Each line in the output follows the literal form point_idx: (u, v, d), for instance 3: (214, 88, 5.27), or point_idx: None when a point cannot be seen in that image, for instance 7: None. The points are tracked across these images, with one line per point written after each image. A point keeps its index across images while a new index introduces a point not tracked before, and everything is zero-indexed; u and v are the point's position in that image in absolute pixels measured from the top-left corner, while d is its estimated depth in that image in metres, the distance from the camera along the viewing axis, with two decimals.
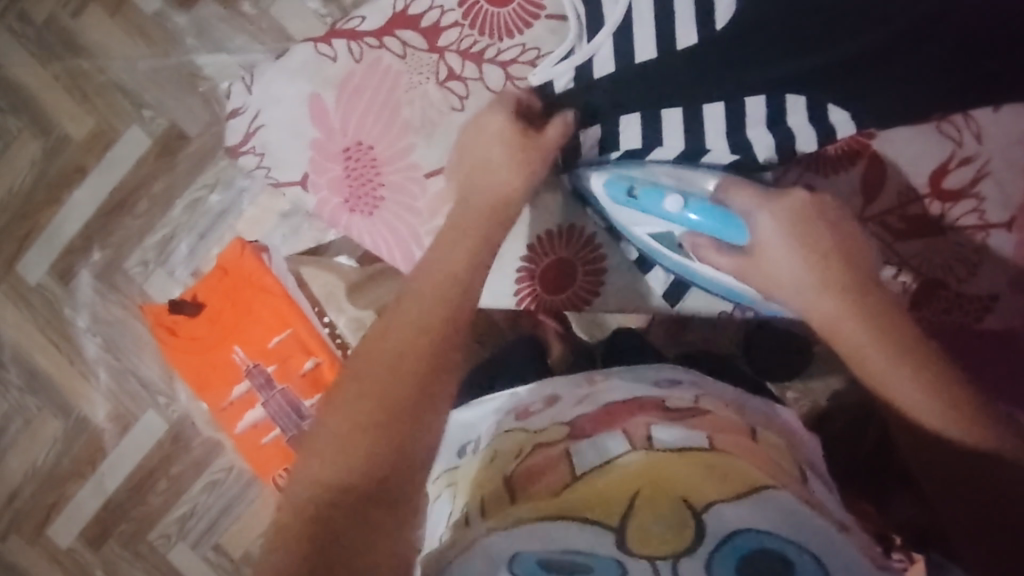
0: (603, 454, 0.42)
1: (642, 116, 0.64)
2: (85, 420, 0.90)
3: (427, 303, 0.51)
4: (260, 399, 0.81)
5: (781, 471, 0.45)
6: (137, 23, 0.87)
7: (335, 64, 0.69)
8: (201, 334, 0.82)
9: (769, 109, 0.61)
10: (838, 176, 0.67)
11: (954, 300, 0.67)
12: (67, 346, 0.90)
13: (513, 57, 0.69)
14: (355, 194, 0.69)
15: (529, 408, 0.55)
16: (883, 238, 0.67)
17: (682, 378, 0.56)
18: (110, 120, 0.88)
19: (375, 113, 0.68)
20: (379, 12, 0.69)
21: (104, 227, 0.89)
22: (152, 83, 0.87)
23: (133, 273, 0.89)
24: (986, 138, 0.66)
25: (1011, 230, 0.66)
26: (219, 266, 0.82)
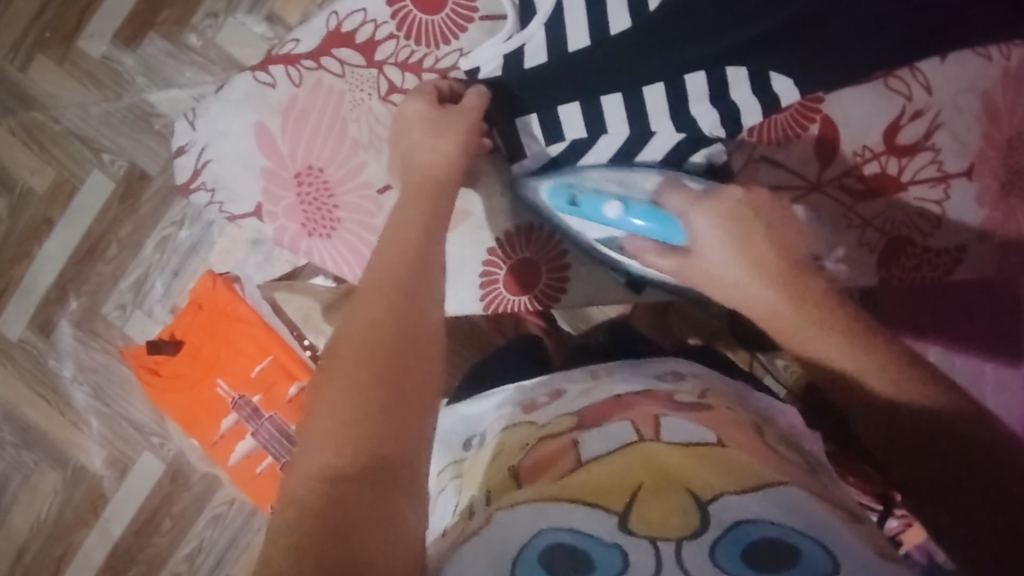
0: (610, 443, 0.45)
1: (583, 104, 0.63)
2: (83, 469, 0.90)
3: (389, 292, 0.46)
4: (249, 429, 0.81)
5: (788, 463, 0.46)
6: (86, 69, 0.87)
7: (275, 90, 0.68)
8: (183, 371, 0.81)
9: (711, 86, 0.61)
10: (791, 145, 0.66)
11: (923, 255, 0.67)
12: (56, 398, 0.90)
13: (452, 64, 0.67)
14: (311, 218, 0.69)
15: (534, 401, 0.56)
16: (844, 202, 0.67)
17: (686, 371, 0.58)
18: (71, 168, 0.88)
19: (323, 134, 0.68)
20: (313, 34, 0.68)
21: (79, 275, 0.89)
22: (108, 126, 0.87)
23: (112, 318, 0.89)
24: (935, 89, 0.66)
25: (971, 178, 0.67)
26: (194, 302, 0.82)
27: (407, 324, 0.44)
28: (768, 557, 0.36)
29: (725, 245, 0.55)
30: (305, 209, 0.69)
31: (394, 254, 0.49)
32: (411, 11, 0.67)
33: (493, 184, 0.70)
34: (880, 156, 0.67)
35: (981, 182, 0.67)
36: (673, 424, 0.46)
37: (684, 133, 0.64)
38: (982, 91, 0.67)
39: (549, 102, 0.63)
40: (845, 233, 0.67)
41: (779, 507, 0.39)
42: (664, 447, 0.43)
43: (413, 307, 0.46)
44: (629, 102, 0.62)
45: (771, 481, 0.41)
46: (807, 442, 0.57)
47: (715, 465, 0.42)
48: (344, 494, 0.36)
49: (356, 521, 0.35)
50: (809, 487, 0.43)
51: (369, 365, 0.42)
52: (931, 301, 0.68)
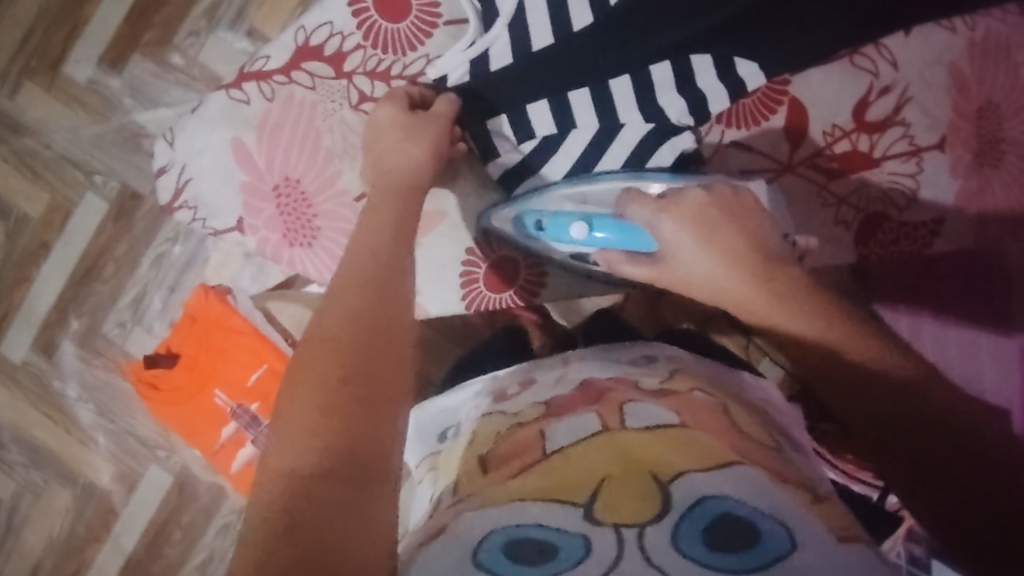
0: (575, 433, 0.46)
1: (549, 101, 0.64)
2: (92, 486, 0.92)
3: (354, 294, 0.48)
4: (249, 437, 0.82)
5: (750, 444, 0.47)
6: (74, 93, 0.89)
7: (249, 106, 0.69)
8: (181, 384, 0.83)
9: (677, 75, 0.62)
10: (760, 127, 0.67)
11: (900, 230, 0.68)
12: (62, 417, 0.92)
13: (419, 69, 0.68)
14: (292, 228, 0.70)
15: (505, 391, 0.58)
16: (816, 180, 0.68)
17: (657, 354, 0.60)
18: (65, 192, 0.90)
19: (297, 147, 0.69)
20: (283, 49, 0.69)
21: (77, 296, 0.90)
22: (98, 148, 0.89)
23: (113, 336, 0.90)
24: (901, 65, 0.67)
25: (942, 150, 0.68)
26: (188, 315, 0.83)
27: (382, 324, 0.47)
28: (726, 532, 0.39)
29: (699, 246, 0.55)
30: (285, 220, 0.70)
31: (369, 258, 0.51)
32: (377, 21, 0.68)
33: (467, 185, 0.72)
34: (851, 134, 0.68)
35: (954, 154, 0.68)
36: (636, 408, 0.48)
37: (652, 123, 0.64)
38: (949, 64, 0.67)
39: (516, 102, 0.65)
40: (820, 211, 0.68)
41: (738, 483, 0.41)
42: (633, 433, 0.45)
43: (380, 308, 0.48)
44: (596, 96, 0.63)
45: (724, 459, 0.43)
46: (782, 418, 0.59)
47: (679, 445, 0.44)
48: (318, 489, 0.38)
49: (328, 513, 0.37)
50: (766, 465, 0.45)
51: (338, 368, 0.44)
52: (914, 275, 0.68)
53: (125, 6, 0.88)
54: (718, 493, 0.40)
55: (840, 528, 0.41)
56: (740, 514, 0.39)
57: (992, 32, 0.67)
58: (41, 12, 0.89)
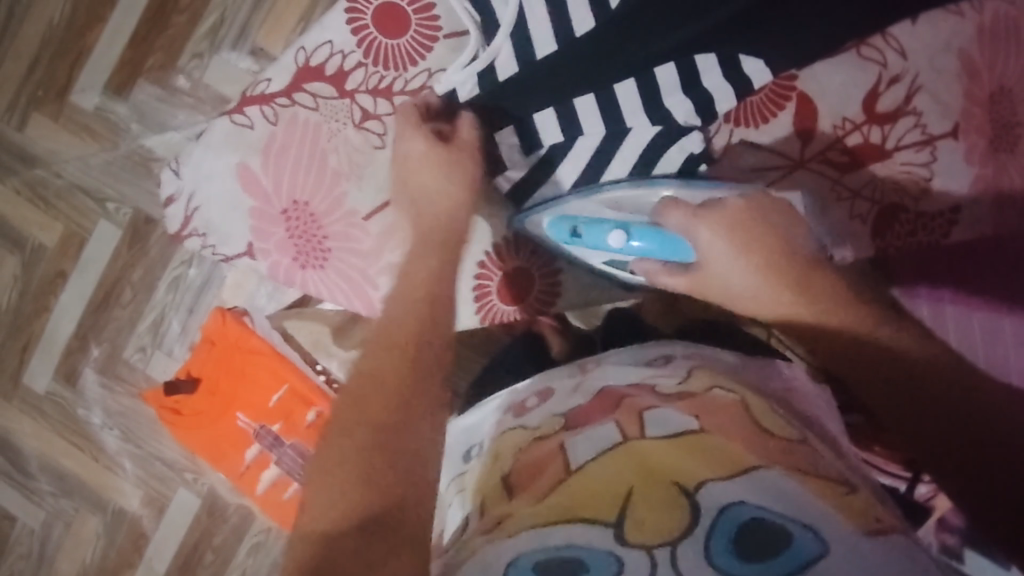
0: (596, 446, 0.48)
1: (557, 110, 0.63)
2: (122, 511, 0.93)
3: (379, 351, 0.54)
4: (273, 458, 0.82)
5: (774, 442, 0.48)
6: (82, 122, 0.89)
7: (254, 130, 0.69)
8: (203, 408, 0.82)
9: (681, 75, 0.61)
10: (770, 123, 0.66)
11: (917, 221, 0.66)
12: (88, 445, 0.93)
13: (422, 84, 0.68)
14: (302, 250, 0.70)
15: (524, 404, 0.59)
16: (829, 175, 0.66)
17: (675, 352, 0.61)
18: (79, 221, 0.90)
19: (304, 166, 0.69)
20: (284, 71, 0.69)
21: (97, 323, 0.91)
22: (109, 176, 0.89)
23: (134, 361, 0.91)
24: (910, 53, 0.65)
25: (957, 137, 0.66)
26: (206, 339, 0.82)
27: (402, 378, 0.51)
28: (754, 539, 0.39)
29: (734, 253, 0.56)
30: (295, 242, 0.70)
31: (395, 318, 0.56)
32: (375, 37, 0.68)
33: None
34: (862, 126, 0.66)
35: (967, 140, 0.66)
36: (655, 416, 0.50)
37: (660, 126, 0.64)
38: (958, 49, 0.65)
39: (524, 111, 0.64)
40: (834, 207, 0.66)
41: (760, 488, 0.42)
42: (653, 443, 0.47)
43: (400, 361, 0.53)
44: (601, 101, 0.62)
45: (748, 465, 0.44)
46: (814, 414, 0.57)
47: (701, 454, 0.45)
48: (336, 542, 0.43)
49: (343, 562, 0.42)
50: (794, 464, 0.45)
51: (362, 426, 0.49)
52: (928, 263, 0.66)
53: (131, 32, 0.88)
54: (744, 499, 0.41)
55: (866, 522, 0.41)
56: (769, 517, 0.40)
57: (1001, 13, 0.66)
58: (45, 44, 0.90)
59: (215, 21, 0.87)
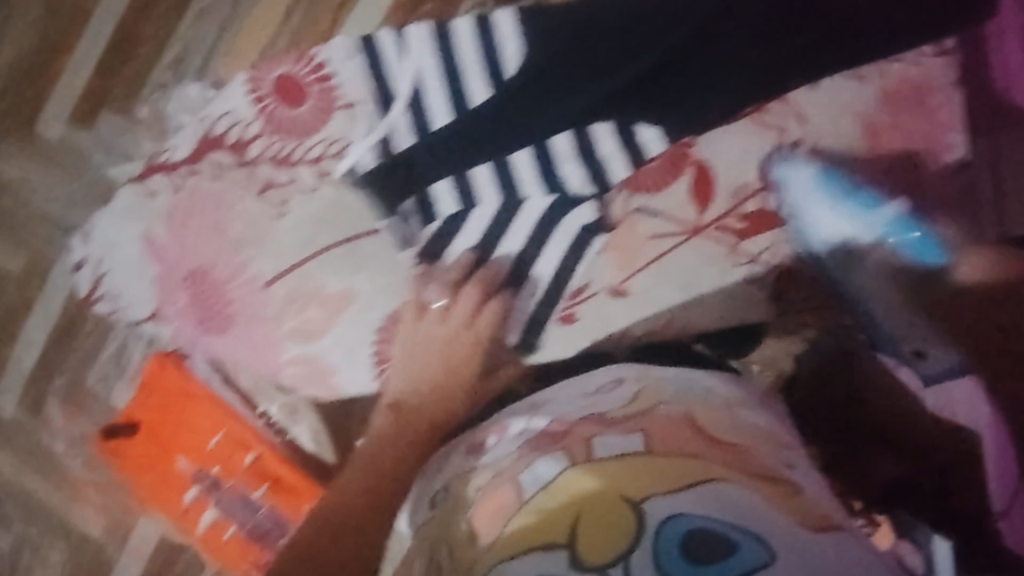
0: (543, 478, 0.52)
1: (454, 178, 0.71)
2: (84, 536, 1.06)
3: (401, 423, 0.68)
4: (212, 500, 0.84)
5: (724, 457, 0.52)
6: (42, 152, 1.02)
7: (156, 198, 0.74)
8: (144, 450, 0.84)
9: (576, 146, 0.69)
10: (664, 190, 0.69)
11: (814, 283, 0.68)
12: (53, 471, 1.06)
13: (320, 153, 0.74)
14: (205, 315, 0.75)
15: (479, 441, 0.61)
16: (727, 240, 0.68)
17: (625, 374, 0.62)
18: (42, 249, 1.05)
19: (205, 234, 0.73)
20: (187, 139, 0.75)
21: (59, 354, 1.04)
22: (68, 206, 1.04)
23: (96, 389, 1.05)
24: (807, 120, 0.67)
25: (857, 197, 0.67)
26: (146, 383, 0.84)
27: (401, 460, 0.66)
28: (700, 541, 0.44)
29: (993, 264, 0.65)
30: (197, 309, 0.75)
31: (413, 402, 0.68)
32: (275, 107, 0.74)
33: (375, 269, 0.72)
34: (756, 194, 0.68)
35: (873, 196, 0.67)
36: (601, 441, 0.54)
37: (554, 194, 0.70)
38: (861, 115, 0.67)
39: (423, 180, 0.71)
40: (733, 272, 0.68)
41: (701, 497, 0.47)
42: (601, 464, 0.51)
43: (406, 447, 0.66)
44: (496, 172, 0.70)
45: (698, 477, 0.49)
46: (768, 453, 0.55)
47: (648, 472, 0.49)
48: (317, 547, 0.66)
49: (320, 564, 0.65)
50: (735, 465, 0.51)
51: (372, 482, 0.66)
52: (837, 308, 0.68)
53: (89, 62, 1.02)
54: (686, 511, 0.45)
55: (805, 523, 0.46)
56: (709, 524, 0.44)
57: (906, 78, 0.66)
58: (5, 74, 1.03)
59: (174, 54, 0.99)
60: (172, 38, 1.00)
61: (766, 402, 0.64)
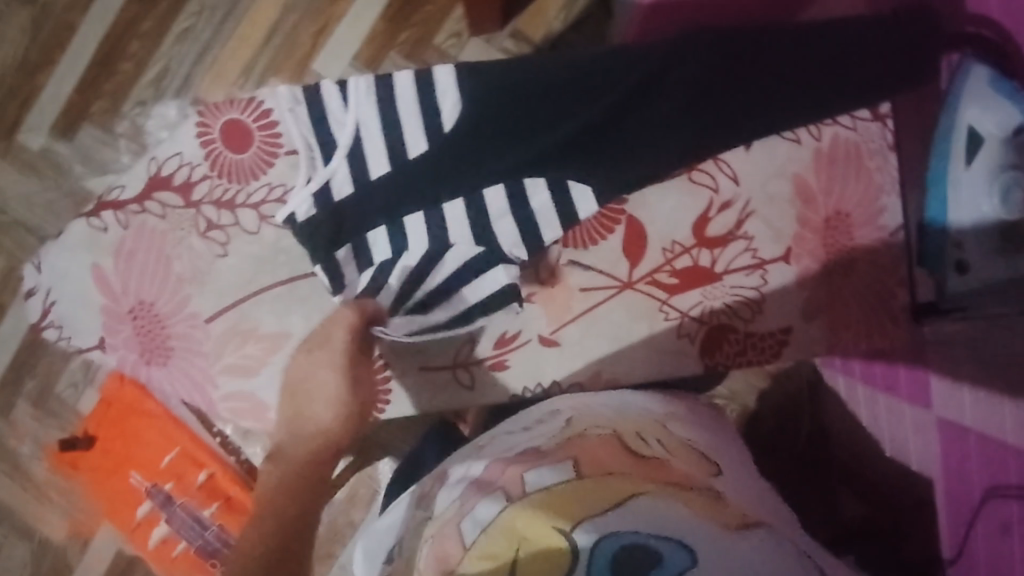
0: (480, 524, 0.56)
1: (387, 227, 0.75)
2: (47, 540, 1.13)
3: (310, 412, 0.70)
4: (163, 516, 0.86)
5: (645, 466, 0.60)
6: (28, 160, 1.14)
7: (106, 233, 0.83)
8: (99, 464, 0.87)
9: (508, 199, 0.75)
10: (597, 244, 0.82)
11: (747, 341, 0.83)
12: (19, 475, 1.13)
13: (263, 197, 0.84)
14: (147, 348, 0.81)
15: (427, 488, 0.71)
16: (659, 295, 0.82)
17: (560, 408, 0.73)
18: (19, 256, 1.14)
19: (150, 272, 0.82)
20: (138, 180, 0.84)
21: (29, 359, 1.13)
22: (49, 216, 1.13)
23: (65, 395, 1.13)
24: (742, 180, 0.82)
25: (788, 262, 0.82)
26: (103, 399, 0.86)
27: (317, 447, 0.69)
28: (631, 558, 0.50)
29: None
30: (140, 340, 0.82)
31: (317, 392, 0.70)
32: (220, 149, 0.84)
33: (309, 309, 0.83)
34: (692, 250, 0.82)
35: (799, 264, 0.82)
36: (533, 474, 0.60)
37: (481, 247, 0.76)
38: (794, 174, 0.82)
39: (358, 231, 0.75)
40: (663, 323, 0.83)
41: (631, 516, 0.52)
42: (532, 500, 0.56)
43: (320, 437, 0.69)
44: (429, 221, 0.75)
45: (627, 495, 0.54)
46: (709, 468, 0.63)
47: (578, 501, 0.54)
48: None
49: None
50: (658, 476, 0.58)
51: (300, 470, 0.68)
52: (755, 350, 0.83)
53: (74, 80, 1.14)
54: (616, 530, 0.51)
55: (726, 524, 0.53)
56: (638, 540, 0.50)
57: (838, 140, 0.81)
58: None
59: (160, 72, 1.13)
60: (159, 54, 1.13)
61: (704, 424, 0.74)
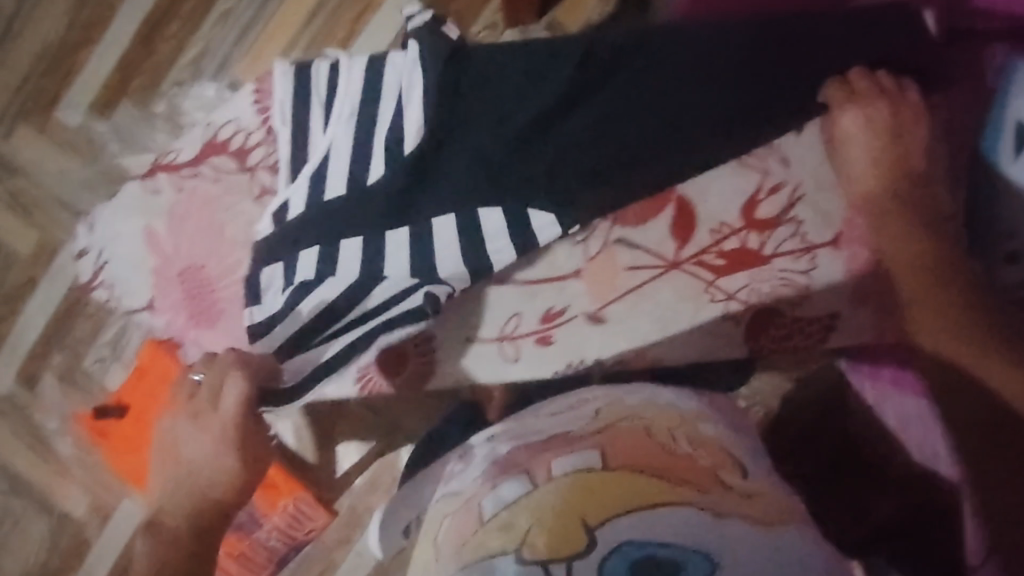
0: (503, 501, 0.58)
1: (285, 263, 0.63)
2: (67, 516, 1.13)
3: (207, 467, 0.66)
4: None
5: (679, 465, 0.58)
6: (65, 136, 1.15)
7: (159, 195, 0.73)
8: (130, 434, 0.90)
9: (509, 220, 0.62)
10: (646, 225, 0.66)
11: (791, 322, 0.73)
12: (43, 449, 1.14)
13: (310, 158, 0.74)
14: (195, 309, 0.71)
15: (452, 468, 0.72)
16: (703, 276, 0.68)
17: (591, 395, 0.71)
18: (54, 231, 1.15)
19: (200, 232, 0.72)
20: (194, 144, 0.78)
21: (60, 332, 1.14)
22: (84, 192, 1.15)
23: (93, 370, 1.14)
24: (793, 163, 0.63)
25: (838, 245, 0.66)
26: (136, 369, 0.89)
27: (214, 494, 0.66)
28: (647, 568, 0.51)
29: None
30: (190, 302, 0.72)
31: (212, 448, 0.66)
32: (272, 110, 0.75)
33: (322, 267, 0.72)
34: (740, 232, 0.66)
35: (851, 249, 0.66)
36: (562, 459, 0.59)
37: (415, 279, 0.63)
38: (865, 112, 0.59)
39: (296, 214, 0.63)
40: (709, 306, 0.71)
41: (655, 521, 0.52)
42: (559, 484, 0.57)
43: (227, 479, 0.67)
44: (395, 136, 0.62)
45: (658, 498, 0.54)
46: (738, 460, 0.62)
47: (602, 492, 0.55)
48: None
49: None
50: (692, 479, 0.56)
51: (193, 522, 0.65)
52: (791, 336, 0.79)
53: (114, 58, 1.15)
54: (636, 535, 0.52)
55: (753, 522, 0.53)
56: (656, 551, 0.51)
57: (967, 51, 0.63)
58: (36, 62, 1.16)
59: (199, 53, 1.14)
60: (199, 36, 1.14)
61: (731, 418, 0.74)
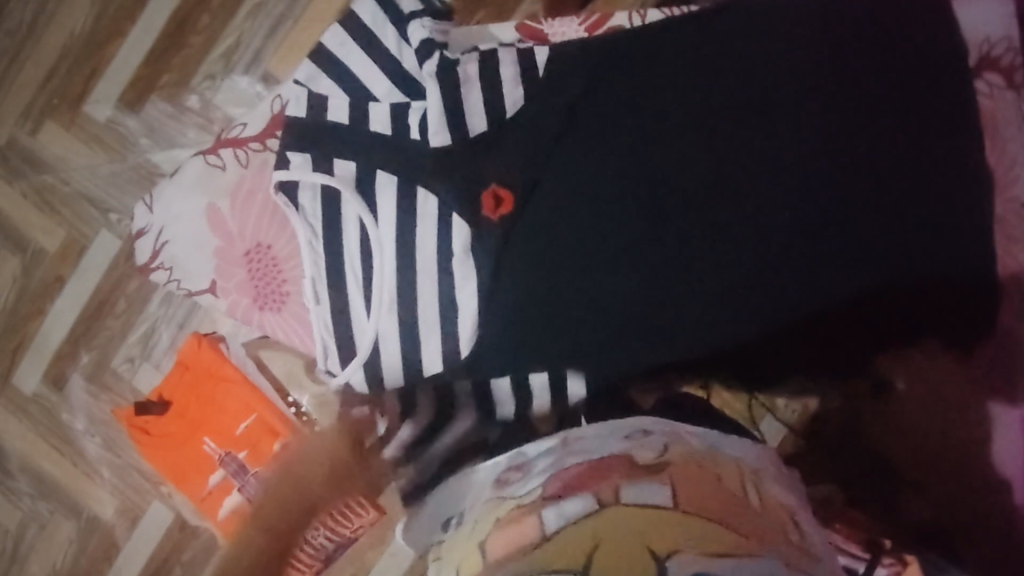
0: (569, 516, 0.51)
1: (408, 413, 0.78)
2: (96, 518, 1.10)
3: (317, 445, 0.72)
4: (236, 484, 0.88)
5: (762, 524, 0.51)
6: (93, 132, 1.13)
7: (223, 171, 0.83)
8: (172, 430, 0.90)
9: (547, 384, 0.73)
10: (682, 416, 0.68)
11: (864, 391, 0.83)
12: (71, 450, 1.11)
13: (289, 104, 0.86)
14: (262, 293, 0.79)
15: (506, 476, 0.63)
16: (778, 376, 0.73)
17: (654, 430, 0.62)
18: (80, 229, 1.12)
19: (264, 217, 0.79)
20: (258, 118, 0.89)
21: (87, 332, 1.12)
22: (113, 187, 1.12)
23: (121, 370, 1.11)
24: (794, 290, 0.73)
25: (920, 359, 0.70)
26: (180, 364, 0.91)
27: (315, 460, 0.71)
28: None
29: None
30: (256, 284, 0.80)
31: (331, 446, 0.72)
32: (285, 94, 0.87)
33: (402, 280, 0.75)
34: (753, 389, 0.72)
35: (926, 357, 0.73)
36: (633, 487, 0.52)
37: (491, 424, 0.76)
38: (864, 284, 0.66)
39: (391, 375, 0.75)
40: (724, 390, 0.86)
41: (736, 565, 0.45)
42: (622, 509, 0.50)
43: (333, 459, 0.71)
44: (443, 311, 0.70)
45: (737, 549, 0.46)
46: (800, 520, 0.57)
47: (673, 522, 0.47)
48: None
49: None
50: (784, 553, 0.48)
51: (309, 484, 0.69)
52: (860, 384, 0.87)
53: (141, 52, 1.13)
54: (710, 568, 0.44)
55: None
56: None
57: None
58: (63, 56, 1.14)
59: (232, 45, 1.11)
60: (231, 28, 1.11)
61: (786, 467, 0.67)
